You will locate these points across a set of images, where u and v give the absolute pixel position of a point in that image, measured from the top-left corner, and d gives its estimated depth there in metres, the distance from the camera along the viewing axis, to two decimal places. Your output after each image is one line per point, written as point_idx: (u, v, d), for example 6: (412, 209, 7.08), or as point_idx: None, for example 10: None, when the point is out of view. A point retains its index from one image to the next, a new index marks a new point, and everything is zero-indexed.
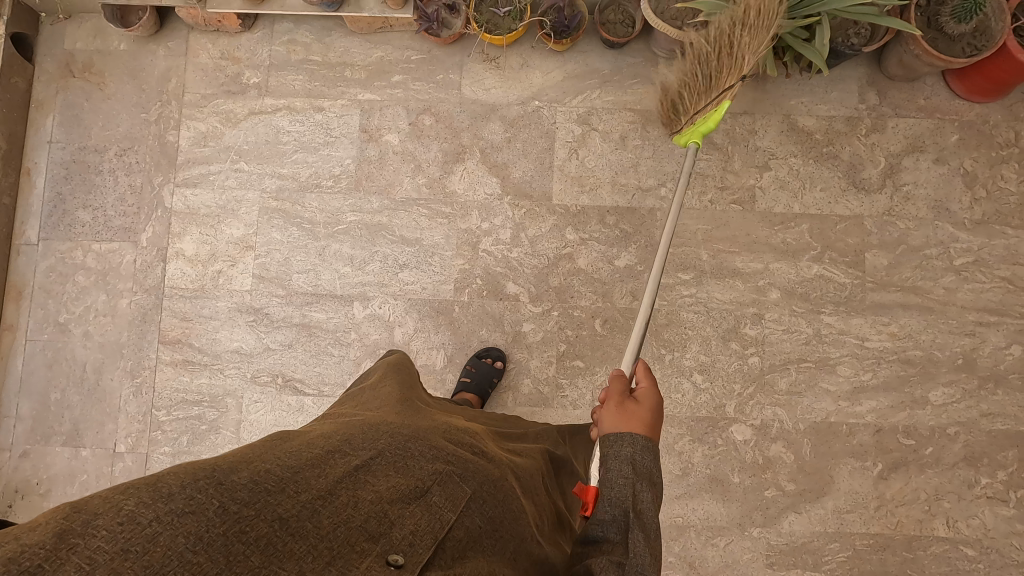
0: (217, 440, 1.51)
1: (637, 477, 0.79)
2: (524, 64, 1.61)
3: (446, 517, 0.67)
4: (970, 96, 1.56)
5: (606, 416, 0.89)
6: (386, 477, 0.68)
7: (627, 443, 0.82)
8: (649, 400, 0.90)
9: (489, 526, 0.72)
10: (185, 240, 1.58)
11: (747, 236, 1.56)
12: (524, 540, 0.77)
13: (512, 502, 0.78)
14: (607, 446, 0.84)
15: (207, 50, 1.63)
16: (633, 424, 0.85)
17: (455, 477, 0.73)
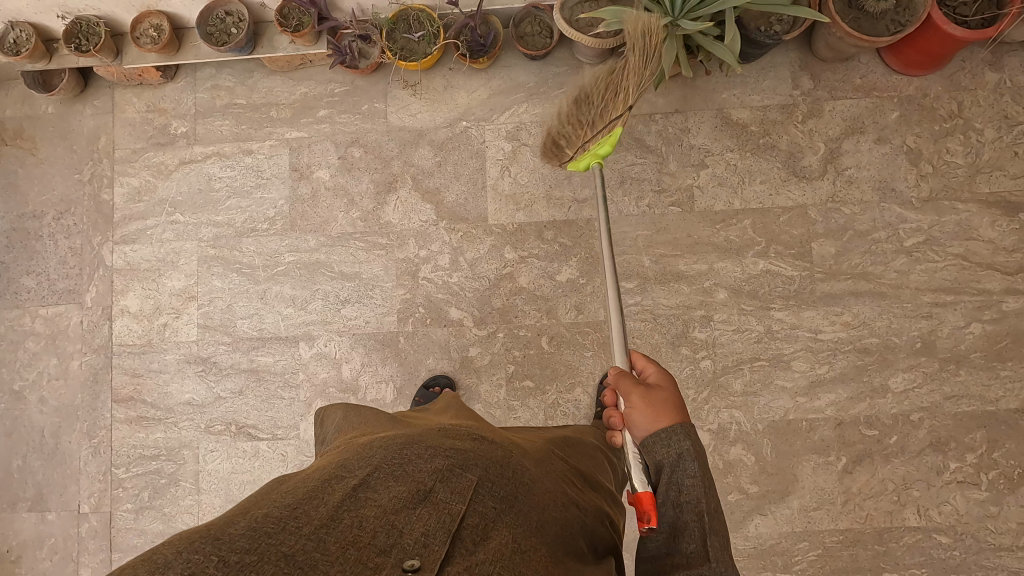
0: (177, 493, 1.52)
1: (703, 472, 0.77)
2: (448, 85, 1.59)
3: (456, 509, 0.62)
4: (908, 71, 1.51)
5: (638, 413, 0.87)
6: (386, 489, 0.63)
7: (682, 434, 0.80)
8: (669, 389, 0.91)
9: (508, 505, 0.67)
10: (129, 297, 1.59)
11: (689, 237, 1.52)
12: (550, 508, 0.71)
13: (523, 478, 0.72)
14: (659, 446, 0.80)
15: (133, 104, 1.63)
16: (671, 412, 0.86)
17: (456, 467, 0.67)
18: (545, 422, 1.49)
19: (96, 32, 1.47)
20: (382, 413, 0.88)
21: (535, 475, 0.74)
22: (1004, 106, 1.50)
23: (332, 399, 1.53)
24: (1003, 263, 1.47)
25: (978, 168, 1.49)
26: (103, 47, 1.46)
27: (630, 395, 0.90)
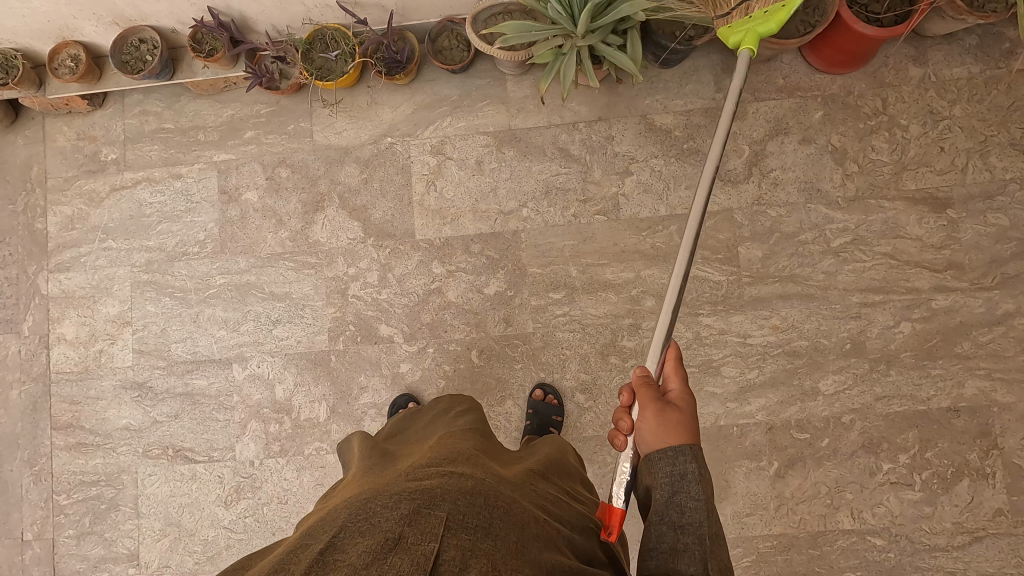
0: (117, 518, 1.53)
1: (707, 497, 0.75)
2: (372, 101, 1.59)
3: (429, 548, 0.64)
4: (830, 69, 1.50)
5: (648, 428, 0.83)
6: (354, 547, 0.65)
7: (690, 458, 0.77)
8: (688, 407, 0.86)
9: (482, 533, 0.68)
10: (65, 325, 1.60)
11: (615, 246, 1.52)
12: (528, 527, 0.73)
13: (496, 502, 0.73)
14: (663, 468, 0.78)
15: (63, 133, 1.65)
16: (685, 435, 0.81)
17: (425, 506, 0.69)
18: None
19: (15, 65, 1.48)
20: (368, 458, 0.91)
21: (510, 496, 0.75)
22: (929, 101, 1.49)
23: (266, 420, 1.53)
24: (931, 260, 1.46)
25: (904, 165, 1.49)
26: (22, 80, 1.47)
27: (642, 408, 0.86)
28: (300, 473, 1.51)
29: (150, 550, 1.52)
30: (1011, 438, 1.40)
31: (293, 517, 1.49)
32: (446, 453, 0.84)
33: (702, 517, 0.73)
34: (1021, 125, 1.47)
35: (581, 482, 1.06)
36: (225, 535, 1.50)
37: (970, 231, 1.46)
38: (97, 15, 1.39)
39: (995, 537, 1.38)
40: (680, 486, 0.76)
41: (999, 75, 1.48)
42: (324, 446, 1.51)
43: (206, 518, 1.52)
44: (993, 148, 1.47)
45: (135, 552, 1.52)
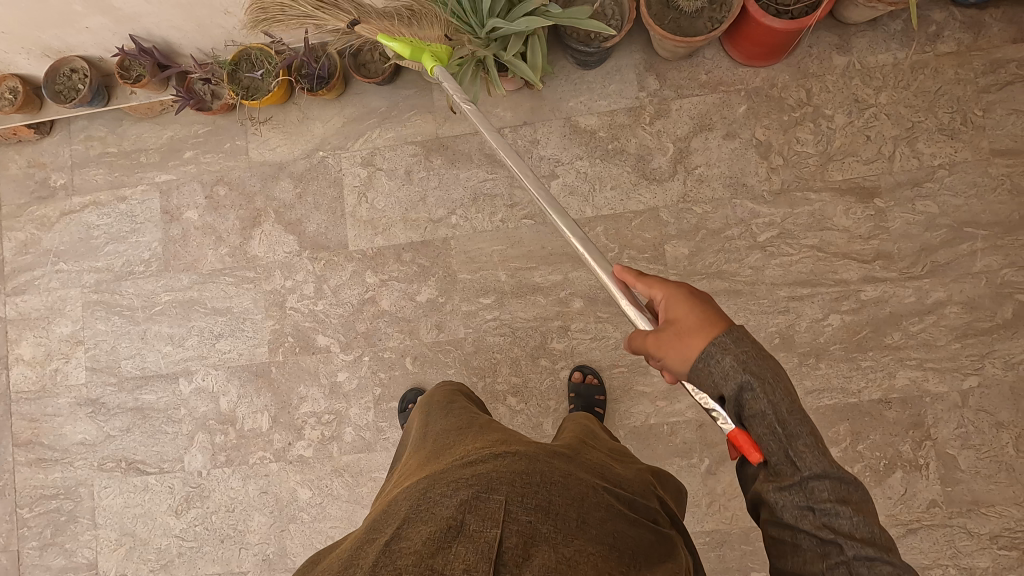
0: (76, 529, 1.60)
1: (762, 379, 0.65)
2: (304, 117, 1.62)
3: (492, 535, 0.65)
4: (752, 62, 1.48)
5: (671, 361, 0.75)
6: (418, 534, 0.65)
7: (720, 350, 0.68)
8: (682, 307, 0.78)
9: (541, 514, 0.68)
10: (22, 346, 1.67)
11: (543, 249, 1.53)
12: (585, 499, 0.73)
13: (553, 480, 0.73)
14: (706, 377, 0.69)
15: (15, 161, 1.71)
16: (695, 336, 0.72)
17: (482, 492, 0.69)
18: None
19: None
20: (420, 445, 0.91)
21: (563, 472, 0.75)
22: (854, 90, 1.47)
23: (211, 432, 1.58)
24: (860, 251, 1.44)
25: (830, 156, 1.47)
26: None
27: (652, 349, 0.79)
28: (245, 482, 1.56)
29: (108, 559, 1.58)
30: (943, 428, 1.39)
31: (240, 525, 1.54)
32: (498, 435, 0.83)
33: (765, 405, 0.65)
34: (948, 110, 1.44)
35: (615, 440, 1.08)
36: (177, 543, 1.56)
37: (899, 220, 1.44)
38: (26, 49, 1.46)
39: (929, 529, 1.37)
40: (737, 388, 0.66)
41: (925, 59, 1.45)
42: (267, 455, 1.56)
43: (159, 527, 1.57)
44: (920, 134, 1.44)
45: (94, 561, 1.58)
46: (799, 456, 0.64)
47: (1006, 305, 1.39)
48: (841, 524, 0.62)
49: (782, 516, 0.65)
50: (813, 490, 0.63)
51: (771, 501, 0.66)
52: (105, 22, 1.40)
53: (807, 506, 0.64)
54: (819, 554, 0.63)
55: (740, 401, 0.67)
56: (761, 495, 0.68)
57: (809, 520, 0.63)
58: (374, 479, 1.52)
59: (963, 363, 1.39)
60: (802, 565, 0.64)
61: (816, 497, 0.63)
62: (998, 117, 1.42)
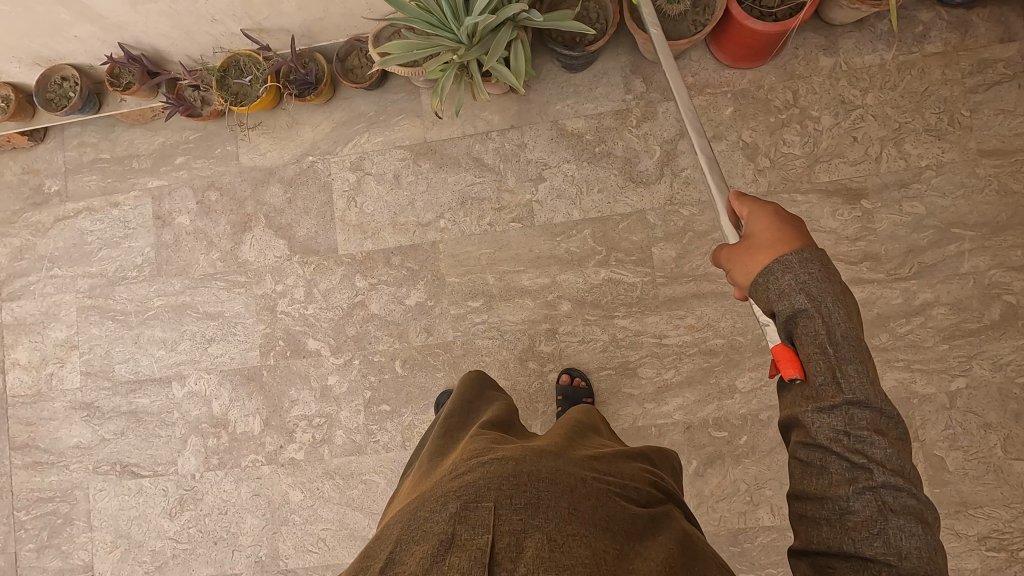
0: (72, 531, 1.62)
1: (818, 302, 0.65)
2: (293, 122, 1.63)
3: (483, 541, 0.62)
4: (738, 64, 1.48)
5: (735, 272, 0.76)
6: (412, 555, 0.63)
7: (785, 271, 0.67)
8: (762, 222, 0.76)
9: (532, 509, 0.65)
10: (18, 350, 1.69)
11: (531, 252, 1.54)
12: (578, 488, 0.70)
13: (542, 475, 0.70)
14: (761, 292, 0.69)
15: (10, 168, 1.73)
16: (766, 256, 0.71)
17: (470, 501, 0.66)
18: (402, 444, 1.52)
19: None
20: (418, 469, 0.89)
21: (551, 466, 0.72)
22: (841, 91, 1.47)
23: (204, 435, 1.60)
24: (847, 252, 1.44)
25: (817, 157, 1.47)
26: None
27: (720, 259, 0.79)
28: (238, 484, 1.57)
29: (103, 560, 1.60)
30: (932, 430, 1.38)
31: (233, 527, 1.56)
32: (488, 443, 0.80)
33: (820, 325, 0.64)
34: (935, 110, 1.44)
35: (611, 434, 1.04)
36: (171, 545, 1.58)
37: (886, 221, 1.44)
38: (17, 57, 1.51)
39: None
40: (790, 311, 0.66)
41: (912, 59, 1.45)
42: (259, 458, 1.57)
43: (153, 529, 1.59)
44: (908, 135, 1.44)
45: (89, 563, 1.60)
46: (846, 379, 0.62)
47: (994, 305, 1.39)
48: (875, 453, 0.60)
49: (814, 437, 0.63)
50: (853, 417, 0.62)
51: (807, 422, 0.63)
52: (94, 31, 1.43)
53: (842, 429, 0.62)
54: (847, 479, 0.60)
55: (790, 321, 0.66)
56: (797, 416, 0.65)
57: (841, 443, 0.61)
58: (364, 481, 1.53)
59: (951, 364, 1.39)
60: (825, 488, 0.61)
61: (854, 422, 0.61)
62: (985, 117, 1.42)
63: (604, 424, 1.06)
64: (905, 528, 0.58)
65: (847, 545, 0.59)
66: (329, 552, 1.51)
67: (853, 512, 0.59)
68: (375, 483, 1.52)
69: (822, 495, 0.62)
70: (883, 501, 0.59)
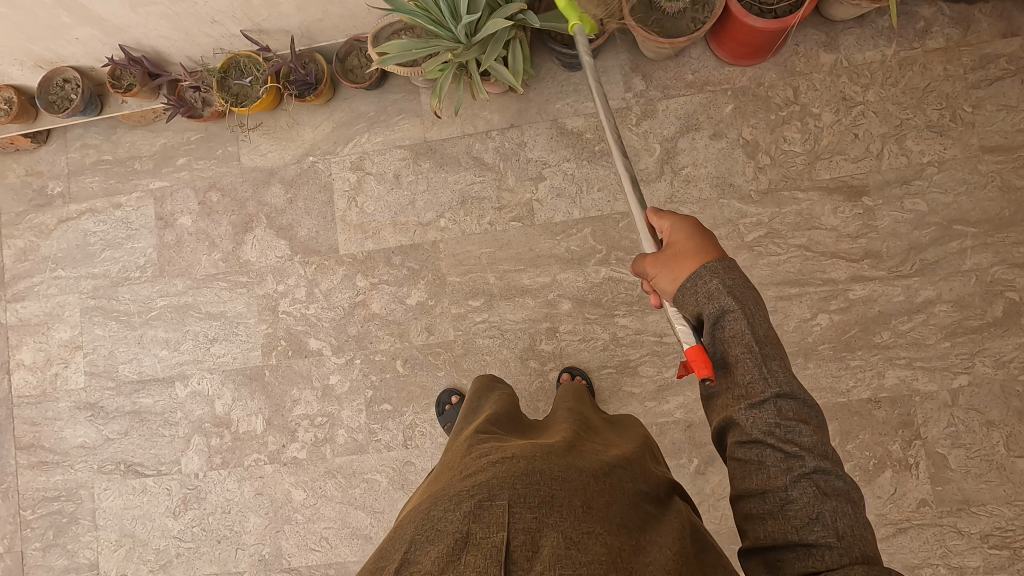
0: (78, 530, 1.63)
1: (742, 304, 0.68)
2: (294, 123, 1.64)
3: (499, 539, 0.62)
4: (738, 62, 1.48)
5: (659, 278, 0.78)
6: (426, 555, 0.63)
7: (709, 274, 0.71)
8: (682, 232, 0.80)
9: (547, 508, 0.65)
10: (22, 351, 1.70)
11: (531, 251, 1.54)
12: (590, 485, 0.70)
13: (553, 473, 0.70)
14: (688, 299, 0.72)
15: (14, 169, 1.74)
16: (688, 263, 0.74)
17: (484, 500, 0.66)
18: (404, 443, 1.53)
19: None
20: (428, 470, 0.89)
21: (563, 464, 0.72)
22: (842, 88, 1.47)
23: (207, 435, 1.61)
24: (848, 250, 1.44)
25: (818, 155, 1.46)
26: None
27: (643, 265, 0.82)
28: (241, 484, 1.58)
29: (109, 559, 1.61)
30: (933, 428, 1.38)
31: (237, 525, 1.57)
32: (498, 442, 0.80)
33: (745, 325, 0.67)
34: (937, 106, 1.43)
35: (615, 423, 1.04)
36: (175, 544, 1.59)
37: (887, 218, 1.43)
38: (18, 60, 1.52)
39: (920, 529, 1.36)
40: (717, 312, 0.69)
41: (914, 55, 1.45)
42: (262, 457, 1.58)
43: (157, 528, 1.60)
44: (909, 131, 1.44)
45: (95, 561, 1.61)
46: (772, 374, 0.66)
47: (996, 303, 1.38)
48: (804, 440, 0.63)
49: (750, 433, 0.65)
50: (781, 408, 0.64)
51: (740, 419, 0.65)
52: (94, 33, 1.45)
53: (774, 422, 0.64)
54: (783, 470, 0.62)
55: (717, 325, 0.70)
56: (731, 415, 0.67)
57: (774, 435, 0.63)
58: (366, 480, 1.53)
59: (954, 362, 1.38)
60: (764, 481, 0.63)
61: (784, 413, 0.64)
62: (988, 113, 1.42)
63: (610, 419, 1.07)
64: (838, 509, 0.60)
65: (791, 535, 0.60)
66: (332, 550, 1.52)
67: (793, 501, 0.61)
68: (377, 482, 1.53)
69: (762, 489, 0.63)
70: (818, 485, 0.61)
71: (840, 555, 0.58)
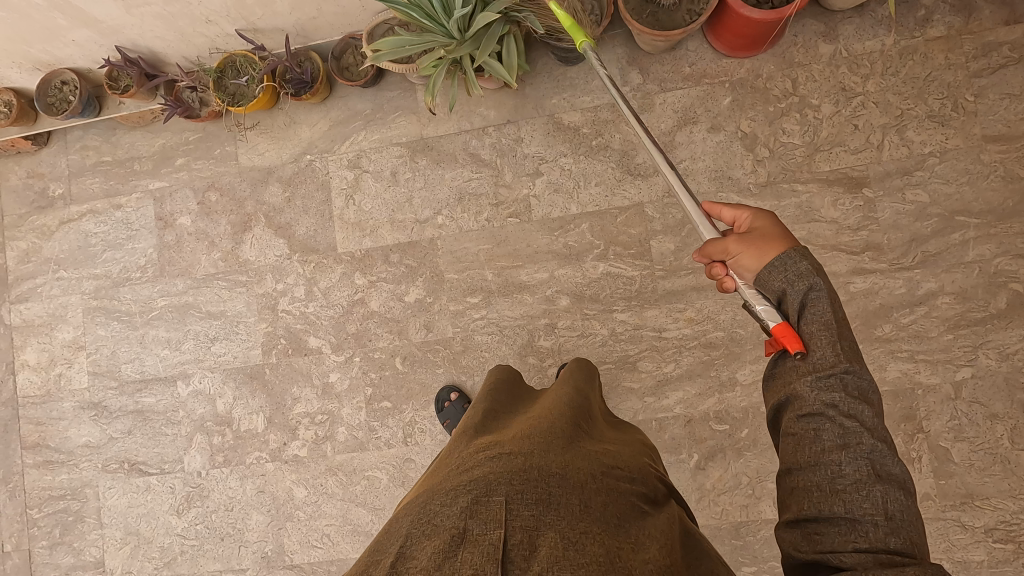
0: (84, 528, 1.64)
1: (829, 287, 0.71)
2: (291, 121, 1.64)
3: (496, 535, 0.61)
4: (735, 54, 1.46)
5: (743, 257, 0.79)
6: (422, 550, 0.61)
7: (799, 254, 0.73)
8: (764, 221, 0.81)
9: (544, 506, 0.65)
10: (27, 351, 1.72)
11: (528, 247, 1.53)
12: (586, 486, 0.70)
13: (551, 471, 0.70)
14: (774, 276, 0.73)
15: (15, 172, 1.75)
16: (777, 244, 0.76)
17: (481, 497, 0.65)
18: (403, 440, 1.53)
19: None
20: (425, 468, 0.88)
21: (560, 462, 0.72)
22: (841, 78, 1.45)
23: (209, 433, 1.62)
24: (849, 242, 1.42)
25: (817, 146, 1.45)
26: None
27: (723, 245, 0.82)
28: (243, 482, 1.59)
29: (114, 557, 1.62)
30: (936, 421, 1.36)
31: (239, 523, 1.58)
32: (496, 439, 0.80)
33: (826, 307, 0.70)
34: (938, 96, 1.41)
35: (612, 423, 1.03)
36: (179, 542, 1.60)
37: (888, 210, 1.41)
38: (16, 63, 1.54)
39: (922, 522, 1.34)
40: (804, 290, 0.71)
41: (914, 44, 1.43)
42: (264, 455, 1.59)
43: (161, 526, 1.61)
44: (910, 121, 1.42)
45: (101, 559, 1.63)
46: (843, 354, 0.68)
47: (1000, 294, 1.36)
48: (864, 420, 0.65)
49: (812, 405, 0.67)
50: (848, 385, 0.67)
51: (806, 390, 0.68)
52: (90, 35, 1.45)
53: (837, 397, 0.66)
54: (839, 444, 0.64)
55: (800, 301, 0.71)
56: (794, 390, 0.69)
57: (838, 408, 0.65)
58: (367, 478, 1.54)
59: (956, 355, 1.37)
60: (819, 453, 0.64)
61: (850, 390, 0.66)
62: (990, 102, 1.39)
63: (606, 416, 1.07)
64: (889, 492, 0.60)
65: (836, 506, 0.61)
66: (333, 547, 1.52)
67: (845, 474, 0.62)
68: (378, 479, 1.53)
69: (815, 461, 0.64)
70: (873, 464, 0.62)
71: (884, 531, 0.58)
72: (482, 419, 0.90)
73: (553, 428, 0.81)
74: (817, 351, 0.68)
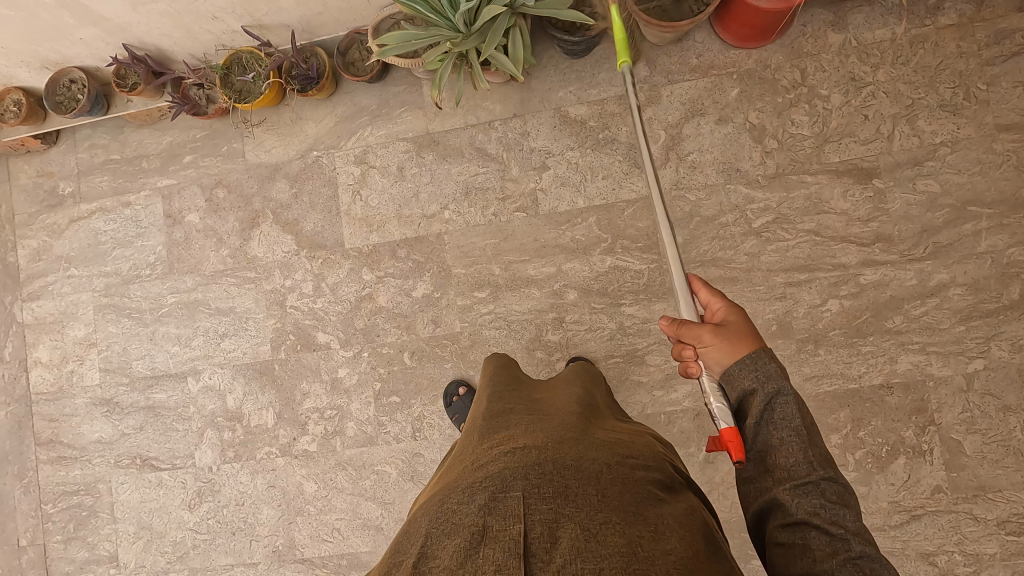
0: (97, 523, 1.66)
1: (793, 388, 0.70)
2: (297, 117, 1.64)
3: (516, 531, 0.61)
4: (743, 44, 1.45)
5: (715, 349, 0.77)
6: (443, 549, 0.62)
7: (768, 357, 0.73)
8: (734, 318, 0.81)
9: (562, 499, 0.65)
10: (39, 349, 1.73)
11: (535, 241, 1.53)
12: (602, 474, 0.70)
13: (566, 463, 0.70)
14: (745, 376, 0.73)
15: (25, 171, 1.76)
16: (746, 345, 0.76)
17: (498, 492, 0.66)
18: (413, 435, 1.54)
19: None
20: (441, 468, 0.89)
21: (575, 453, 0.72)
22: (851, 68, 1.44)
23: (220, 428, 1.63)
24: (859, 234, 1.41)
25: (826, 138, 1.44)
26: None
27: (696, 332, 0.80)
28: (253, 477, 1.60)
29: (127, 551, 1.64)
30: (948, 413, 1.35)
31: (251, 517, 1.59)
32: (510, 432, 0.80)
33: (794, 410, 0.68)
34: (950, 85, 1.39)
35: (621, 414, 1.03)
36: (191, 536, 1.62)
37: (899, 201, 1.40)
38: (26, 62, 1.55)
39: (934, 515, 1.33)
40: (772, 392, 0.70)
41: (926, 33, 1.41)
42: (274, 450, 1.60)
43: (174, 521, 1.63)
44: (921, 111, 1.40)
45: (115, 553, 1.65)
46: (814, 458, 0.67)
47: (1013, 286, 1.35)
48: (849, 524, 0.63)
49: (796, 514, 0.65)
50: (825, 490, 0.65)
51: (785, 500, 0.66)
52: (98, 34, 1.46)
53: (818, 504, 0.64)
54: (829, 552, 0.61)
55: (766, 402, 0.70)
56: (774, 498, 0.67)
57: (820, 516, 0.63)
58: (377, 472, 1.54)
59: (968, 346, 1.36)
60: (811, 563, 0.62)
61: (828, 496, 0.65)
62: (1003, 91, 1.38)
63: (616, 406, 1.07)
64: None
65: None
66: (345, 541, 1.53)
67: None
68: (387, 473, 1.54)
69: (808, 572, 0.62)
70: (864, 571, 0.60)
71: None
72: (493, 411, 0.90)
73: (565, 421, 0.81)
74: (773, 409, 0.70)
